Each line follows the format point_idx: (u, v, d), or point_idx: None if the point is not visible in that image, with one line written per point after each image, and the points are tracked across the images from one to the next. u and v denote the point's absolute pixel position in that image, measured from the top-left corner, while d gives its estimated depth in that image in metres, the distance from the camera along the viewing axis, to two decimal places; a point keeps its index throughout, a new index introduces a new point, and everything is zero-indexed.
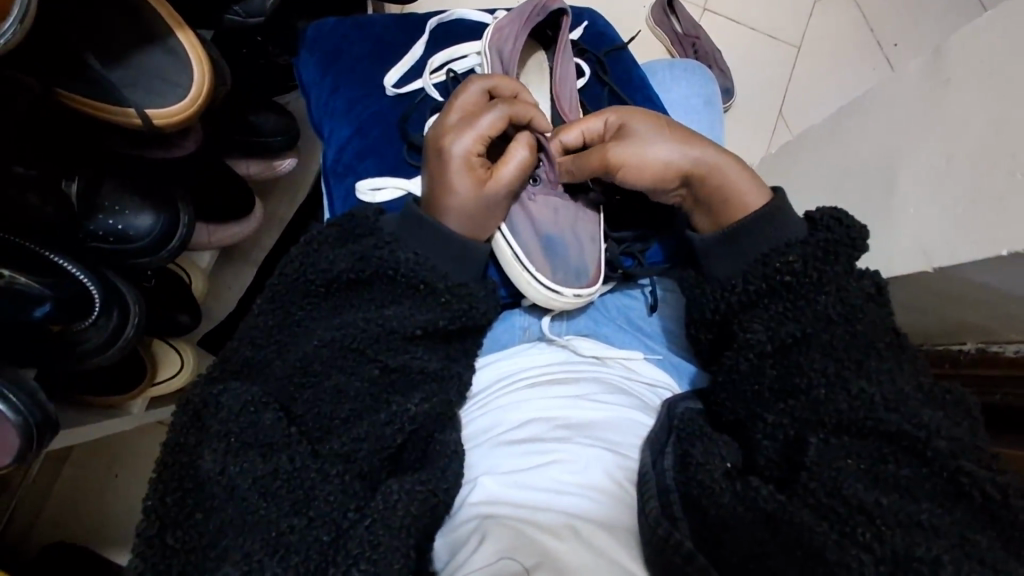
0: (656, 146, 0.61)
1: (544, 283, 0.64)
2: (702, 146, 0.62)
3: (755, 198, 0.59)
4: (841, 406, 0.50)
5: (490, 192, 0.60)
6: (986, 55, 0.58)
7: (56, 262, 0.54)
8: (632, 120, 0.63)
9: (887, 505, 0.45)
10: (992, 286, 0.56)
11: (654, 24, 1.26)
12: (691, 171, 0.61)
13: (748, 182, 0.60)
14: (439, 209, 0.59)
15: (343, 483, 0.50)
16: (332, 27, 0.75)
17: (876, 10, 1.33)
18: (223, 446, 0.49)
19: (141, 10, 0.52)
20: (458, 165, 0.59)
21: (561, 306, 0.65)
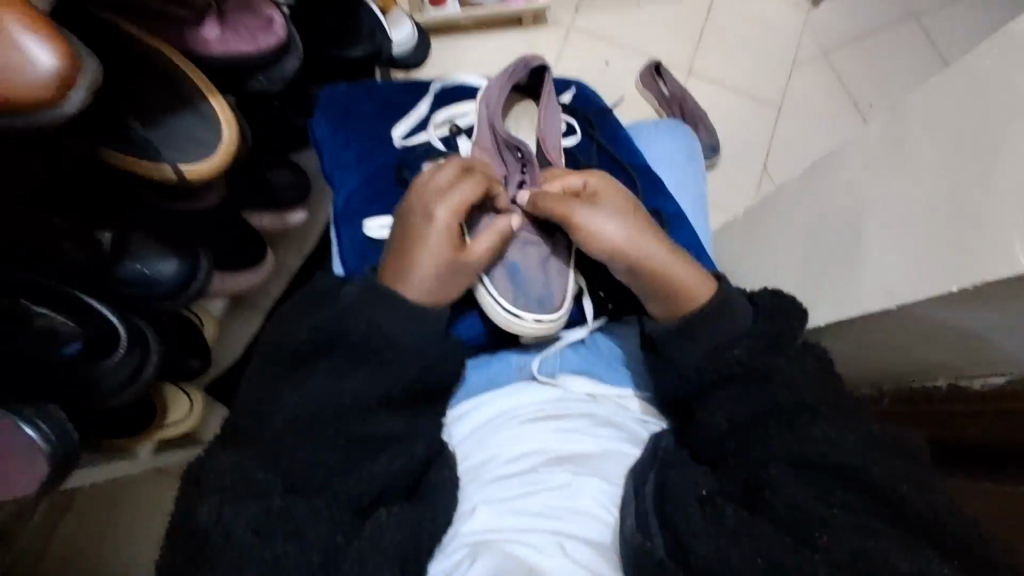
0: (614, 224, 0.65)
1: (505, 306, 0.68)
2: (659, 239, 0.65)
3: (698, 286, 0.63)
4: (796, 436, 0.55)
5: (456, 265, 0.63)
6: (934, 112, 0.63)
7: (87, 302, 0.58)
8: (604, 194, 0.67)
9: (839, 526, 0.49)
10: (952, 322, 0.61)
11: (642, 88, 1.36)
12: (636, 253, 0.64)
13: (696, 274, 0.64)
14: (404, 277, 0.62)
15: (331, 513, 0.52)
16: (344, 91, 0.82)
17: (850, 73, 1.44)
18: (216, 499, 0.52)
19: (176, 80, 0.59)
20: (432, 237, 0.62)
21: (523, 331, 0.68)
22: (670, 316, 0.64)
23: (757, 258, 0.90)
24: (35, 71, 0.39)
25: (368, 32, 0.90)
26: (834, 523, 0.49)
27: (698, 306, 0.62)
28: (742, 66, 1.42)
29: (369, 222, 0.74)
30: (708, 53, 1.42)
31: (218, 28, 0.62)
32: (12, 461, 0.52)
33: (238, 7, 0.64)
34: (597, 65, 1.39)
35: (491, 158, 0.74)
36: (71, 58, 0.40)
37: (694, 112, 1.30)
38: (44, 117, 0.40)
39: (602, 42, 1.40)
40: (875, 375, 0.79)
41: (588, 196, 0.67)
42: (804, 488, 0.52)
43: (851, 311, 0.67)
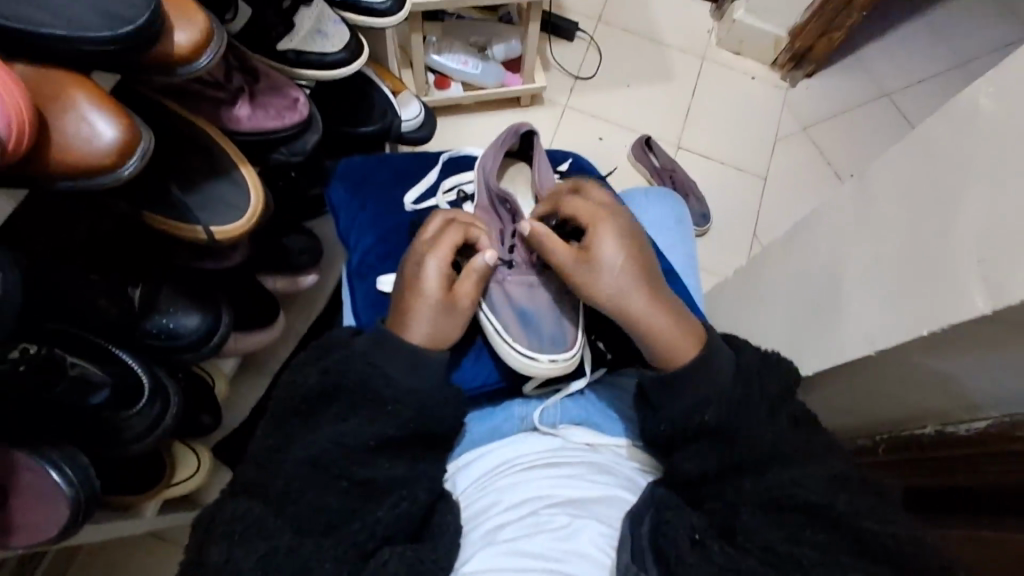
0: (605, 276, 0.68)
1: (521, 350, 0.71)
2: (651, 292, 0.68)
3: (682, 339, 0.66)
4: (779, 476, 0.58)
5: (450, 309, 0.67)
6: (892, 177, 0.70)
7: (116, 354, 0.62)
8: (605, 241, 0.69)
9: (811, 560, 0.51)
10: (932, 365, 0.65)
11: (634, 160, 1.45)
12: (622, 305, 0.67)
13: (683, 328, 0.67)
14: (404, 320, 0.66)
15: (335, 552, 0.54)
16: (359, 163, 0.89)
17: (830, 146, 1.54)
18: (228, 538, 0.53)
19: (213, 150, 0.65)
20: (429, 283, 0.67)
21: (540, 372, 0.71)
22: (659, 366, 0.67)
23: (749, 313, 0.95)
24: (98, 141, 0.45)
25: (379, 111, 0.99)
26: (806, 557, 0.51)
27: (680, 361, 0.65)
28: (728, 140, 1.52)
29: (383, 276, 0.80)
30: (695, 129, 1.53)
31: (249, 106, 0.70)
32: (39, 504, 0.55)
33: (266, 91, 0.72)
34: (591, 141, 1.49)
35: (491, 216, 0.80)
36: (130, 130, 0.46)
37: (684, 182, 1.39)
38: (101, 180, 0.46)
39: (596, 120, 1.51)
40: (867, 421, 0.81)
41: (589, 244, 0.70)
42: (779, 527, 0.54)
43: (837, 358, 0.72)
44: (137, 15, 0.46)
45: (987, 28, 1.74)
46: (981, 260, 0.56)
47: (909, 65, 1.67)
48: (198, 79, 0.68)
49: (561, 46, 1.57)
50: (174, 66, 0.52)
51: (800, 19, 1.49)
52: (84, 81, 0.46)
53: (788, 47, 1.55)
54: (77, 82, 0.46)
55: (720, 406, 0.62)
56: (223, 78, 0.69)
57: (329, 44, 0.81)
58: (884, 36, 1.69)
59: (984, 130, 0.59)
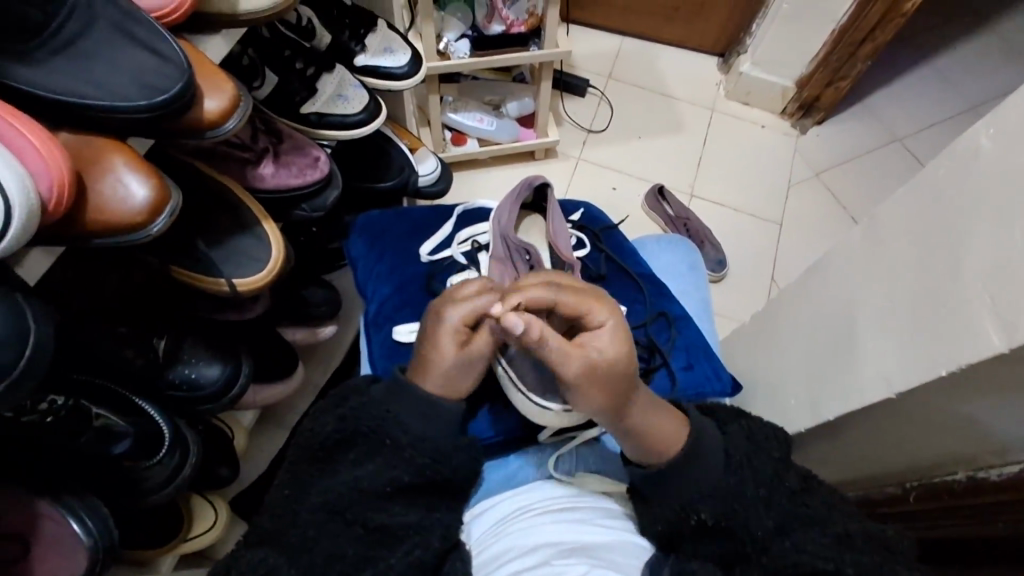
0: (599, 387, 0.61)
1: (536, 400, 0.68)
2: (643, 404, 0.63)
3: (669, 437, 0.63)
4: (800, 534, 0.57)
5: (470, 361, 0.65)
6: (902, 217, 0.70)
7: (139, 404, 0.64)
8: (605, 342, 0.62)
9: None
10: (946, 408, 0.64)
11: (648, 209, 1.47)
12: (615, 413, 0.62)
13: (669, 427, 0.64)
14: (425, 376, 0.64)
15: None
16: (377, 217, 0.92)
17: (843, 192, 1.55)
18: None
19: (238, 206, 0.68)
20: (446, 337, 0.64)
21: (554, 422, 0.69)
22: (644, 462, 0.64)
23: (770, 359, 0.94)
24: (131, 201, 0.48)
25: (398, 167, 1.03)
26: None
27: (667, 458, 0.62)
28: (741, 188, 1.54)
29: (398, 327, 0.81)
30: (707, 177, 1.55)
31: (273, 165, 0.74)
32: (59, 557, 0.55)
33: (290, 150, 0.76)
34: (605, 191, 1.52)
35: (506, 264, 0.82)
36: (160, 189, 0.50)
37: (698, 230, 1.41)
38: (132, 238, 0.49)
39: (609, 171, 1.54)
40: (897, 469, 0.78)
41: (585, 343, 0.63)
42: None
43: (857, 402, 0.71)
44: (171, 84, 0.50)
45: (993, 74, 1.77)
46: (994, 298, 0.56)
47: (919, 110, 1.69)
48: (226, 141, 0.72)
49: (573, 102, 1.63)
50: (203, 129, 0.55)
51: (806, 70, 1.53)
52: (121, 146, 0.50)
53: (796, 96, 1.58)
54: (114, 147, 0.49)
55: (733, 459, 0.62)
56: (249, 140, 0.74)
57: (349, 106, 0.86)
58: (892, 83, 1.72)
59: (986, 169, 0.60)
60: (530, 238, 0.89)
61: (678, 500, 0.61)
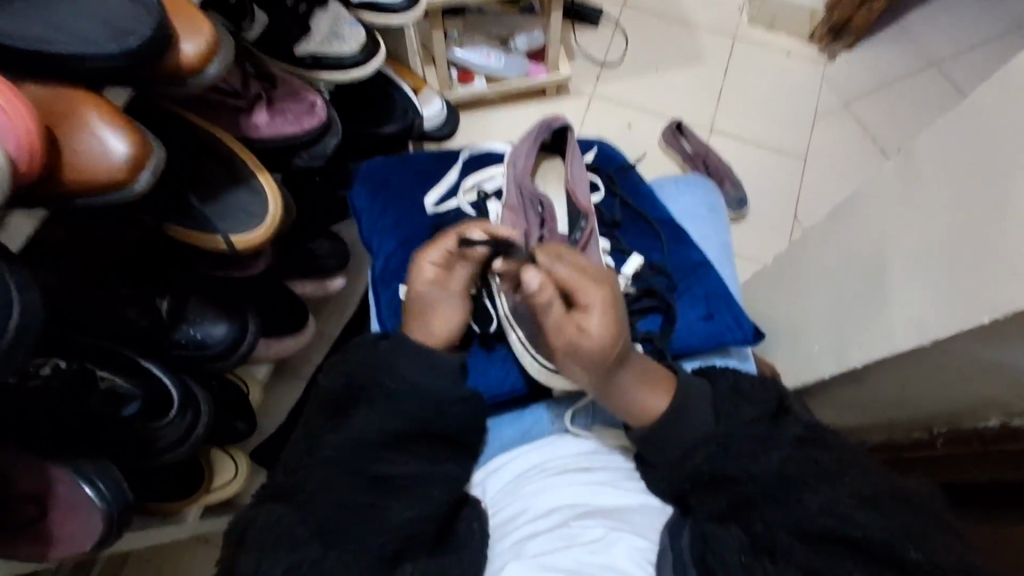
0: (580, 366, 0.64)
1: (543, 363, 0.69)
2: (626, 380, 0.64)
3: (650, 406, 0.64)
4: (824, 491, 0.54)
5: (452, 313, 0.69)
6: (943, 151, 0.64)
7: (145, 366, 0.62)
8: (588, 323, 0.62)
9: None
10: (981, 356, 0.60)
11: (665, 147, 1.41)
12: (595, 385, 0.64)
13: (657, 391, 0.64)
14: (414, 328, 0.68)
15: (360, 566, 0.53)
16: (380, 166, 0.88)
17: (874, 122, 1.46)
18: (259, 548, 0.53)
19: (230, 158, 0.65)
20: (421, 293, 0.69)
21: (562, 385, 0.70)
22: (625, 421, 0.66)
23: (792, 305, 0.90)
24: (109, 156, 0.44)
25: (401, 110, 0.98)
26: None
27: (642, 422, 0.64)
28: (764, 120, 1.46)
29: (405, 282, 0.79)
30: (728, 110, 1.47)
31: (266, 113, 0.70)
32: (76, 519, 0.56)
33: (284, 96, 0.72)
34: (620, 129, 1.45)
35: (519, 217, 0.78)
36: (140, 145, 0.46)
37: (719, 169, 1.34)
38: (116, 197, 0.46)
39: (624, 107, 1.46)
40: (922, 415, 0.76)
41: (574, 326, 0.63)
42: (817, 550, 0.50)
43: (886, 350, 0.67)
44: (141, 27, 0.46)
45: None
46: None
47: (959, 28, 1.57)
48: (215, 88, 0.67)
49: (585, 33, 1.53)
50: (184, 77, 0.51)
51: None
52: (92, 96, 0.46)
53: (826, 18, 1.47)
54: (86, 99, 0.45)
55: (747, 419, 0.61)
56: (240, 86, 0.69)
57: (345, 46, 0.80)
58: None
59: None
60: (542, 182, 0.85)
61: (690, 456, 0.60)
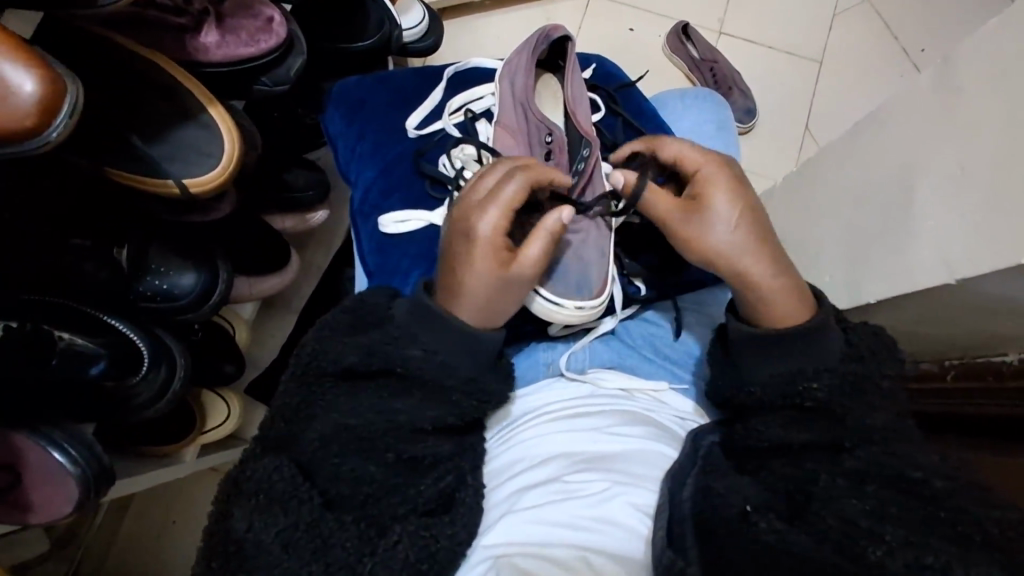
0: (738, 220, 0.57)
1: (544, 295, 0.64)
2: (771, 254, 0.57)
3: (796, 307, 0.56)
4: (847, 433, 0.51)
5: (513, 281, 0.57)
6: (993, 65, 0.57)
7: (108, 321, 0.59)
8: (716, 190, 0.59)
9: (894, 540, 0.45)
10: (1010, 296, 0.56)
11: (670, 53, 1.29)
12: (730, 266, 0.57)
13: (794, 291, 0.56)
14: (461, 300, 0.56)
15: (358, 529, 0.49)
16: (356, 85, 0.79)
17: (898, 18, 1.33)
18: (251, 503, 0.49)
19: (176, 90, 0.57)
20: (480, 256, 0.56)
21: (562, 319, 0.65)
22: (754, 323, 0.57)
23: (803, 229, 0.84)
24: (12, 99, 0.38)
25: (376, 22, 0.87)
26: (888, 532, 0.45)
27: (781, 326, 0.56)
28: (778, 20, 1.33)
29: (385, 216, 0.72)
30: (740, 9, 1.34)
31: (217, 33, 0.61)
32: (51, 484, 0.54)
33: (234, 11, 0.63)
34: (621, 34, 1.32)
35: (519, 141, 0.71)
36: (51, 81, 0.39)
37: (728, 77, 1.23)
38: (30, 146, 0.39)
39: (626, 8, 1.33)
40: (934, 346, 0.72)
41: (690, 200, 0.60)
42: (859, 495, 0.48)
43: (906, 287, 0.63)
44: None
45: None
46: None
47: None
48: (154, 4, 0.58)
49: None
50: None
51: None
52: None
53: None
54: None
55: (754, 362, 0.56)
56: (182, 0, 0.60)
57: None
58: None
59: None
60: (537, 99, 0.75)
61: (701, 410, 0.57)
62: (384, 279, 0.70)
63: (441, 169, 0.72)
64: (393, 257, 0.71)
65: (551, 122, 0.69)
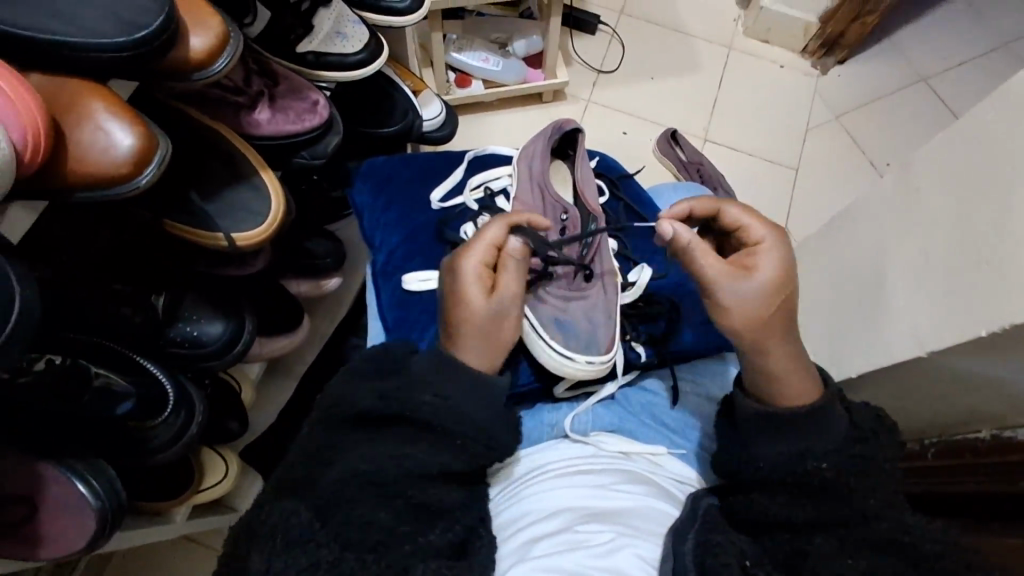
0: (758, 299, 0.58)
1: (555, 348, 0.70)
2: (790, 331, 0.59)
3: (802, 388, 0.58)
4: (835, 492, 0.54)
5: (500, 310, 0.63)
6: (944, 171, 0.66)
7: (146, 366, 0.62)
8: (767, 263, 0.59)
9: None
10: (981, 371, 0.61)
11: (660, 156, 1.41)
12: (756, 344, 0.58)
13: (804, 371, 0.58)
14: (456, 336, 0.61)
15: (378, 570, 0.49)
16: (383, 163, 0.87)
17: (865, 135, 1.48)
18: (269, 545, 0.50)
19: (233, 156, 0.65)
20: (468, 285, 0.62)
21: (573, 372, 0.70)
22: (761, 401, 0.59)
23: None
24: (115, 150, 0.44)
25: (401, 111, 0.97)
26: None
27: (786, 404, 0.57)
28: (758, 131, 1.48)
29: (407, 276, 0.78)
30: (723, 120, 1.48)
31: (269, 111, 0.69)
32: (68, 517, 0.55)
33: (286, 94, 0.71)
34: (616, 135, 1.45)
35: (536, 214, 0.79)
36: (145, 138, 0.45)
37: (713, 175, 1.33)
38: (121, 191, 0.45)
39: (620, 114, 1.47)
40: (919, 424, 0.75)
41: (744, 265, 0.60)
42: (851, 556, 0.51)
43: (884, 360, 0.68)
44: (148, 21, 0.45)
45: None
46: None
47: (947, 46, 1.60)
48: (217, 84, 0.66)
49: (582, 39, 1.54)
50: (189, 71, 0.50)
51: (830, 4, 1.44)
52: (98, 87, 0.45)
53: (818, 33, 1.50)
54: (93, 91, 0.45)
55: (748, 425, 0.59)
56: (242, 83, 0.68)
57: (348, 45, 0.79)
58: (921, 15, 1.62)
59: None
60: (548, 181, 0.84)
61: None
62: (403, 335, 0.74)
63: (462, 236, 0.79)
64: (413, 313, 0.76)
65: (565, 202, 0.78)
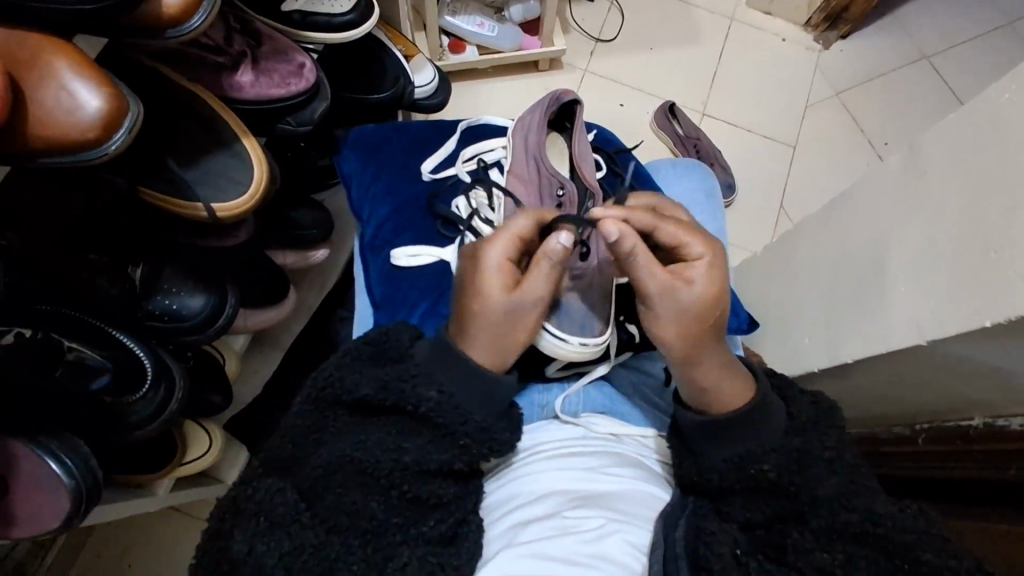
0: (689, 317, 0.59)
1: (549, 329, 0.67)
2: (720, 342, 0.60)
3: (739, 390, 0.58)
4: (821, 483, 0.54)
5: (519, 309, 0.58)
6: (950, 154, 0.64)
7: (119, 338, 0.60)
8: (704, 282, 0.59)
9: None
10: (975, 360, 0.60)
11: (656, 127, 1.38)
12: (691, 357, 0.59)
13: (735, 374, 0.59)
14: (464, 332, 0.58)
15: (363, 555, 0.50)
16: (373, 131, 0.84)
17: (865, 113, 1.46)
18: (252, 525, 0.49)
19: (213, 121, 0.61)
20: (489, 277, 0.58)
21: (566, 354, 0.68)
22: (699, 408, 0.59)
23: (783, 295, 0.90)
24: (82, 112, 0.41)
25: (391, 77, 0.93)
26: None
27: (727, 408, 0.58)
28: (758, 106, 1.44)
29: (396, 250, 0.76)
30: (722, 94, 1.45)
31: (252, 73, 0.65)
32: (40, 496, 0.53)
33: (269, 55, 0.67)
34: (613, 108, 1.42)
35: (530, 188, 0.76)
36: (115, 99, 0.42)
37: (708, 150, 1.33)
38: (90, 156, 0.42)
39: (618, 86, 1.43)
40: (907, 411, 0.75)
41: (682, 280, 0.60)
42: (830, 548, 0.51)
43: (881, 346, 0.67)
44: None
45: None
46: None
47: (953, 23, 1.56)
48: (197, 43, 0.62)
49: (581, 6, 1.49)
50: (164, 27, 0.47)
51: None
52: (63, 43, 0.42)
53: (823, 6, 1.45)
54: (56, 46, 0.41)
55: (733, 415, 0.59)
56: (223, 41, 0.64)
57: (336, 5, 0.75)
58: None
59: None
60: None
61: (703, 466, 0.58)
62: (390, 311, 0.72)
63: (454, 210, 0.77)
64: (401, 289, 0.74)
65: (561, 176, 0.76)
